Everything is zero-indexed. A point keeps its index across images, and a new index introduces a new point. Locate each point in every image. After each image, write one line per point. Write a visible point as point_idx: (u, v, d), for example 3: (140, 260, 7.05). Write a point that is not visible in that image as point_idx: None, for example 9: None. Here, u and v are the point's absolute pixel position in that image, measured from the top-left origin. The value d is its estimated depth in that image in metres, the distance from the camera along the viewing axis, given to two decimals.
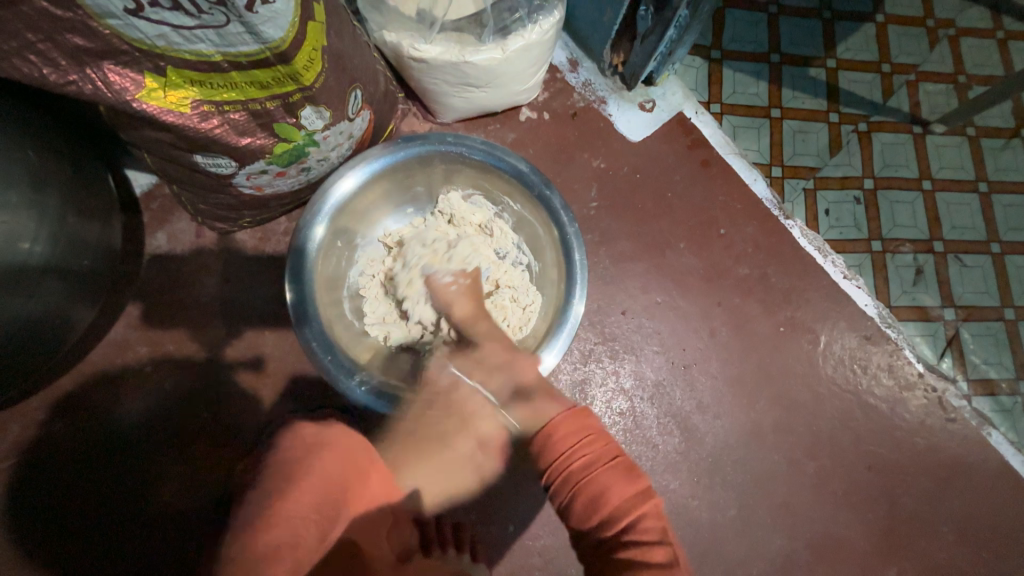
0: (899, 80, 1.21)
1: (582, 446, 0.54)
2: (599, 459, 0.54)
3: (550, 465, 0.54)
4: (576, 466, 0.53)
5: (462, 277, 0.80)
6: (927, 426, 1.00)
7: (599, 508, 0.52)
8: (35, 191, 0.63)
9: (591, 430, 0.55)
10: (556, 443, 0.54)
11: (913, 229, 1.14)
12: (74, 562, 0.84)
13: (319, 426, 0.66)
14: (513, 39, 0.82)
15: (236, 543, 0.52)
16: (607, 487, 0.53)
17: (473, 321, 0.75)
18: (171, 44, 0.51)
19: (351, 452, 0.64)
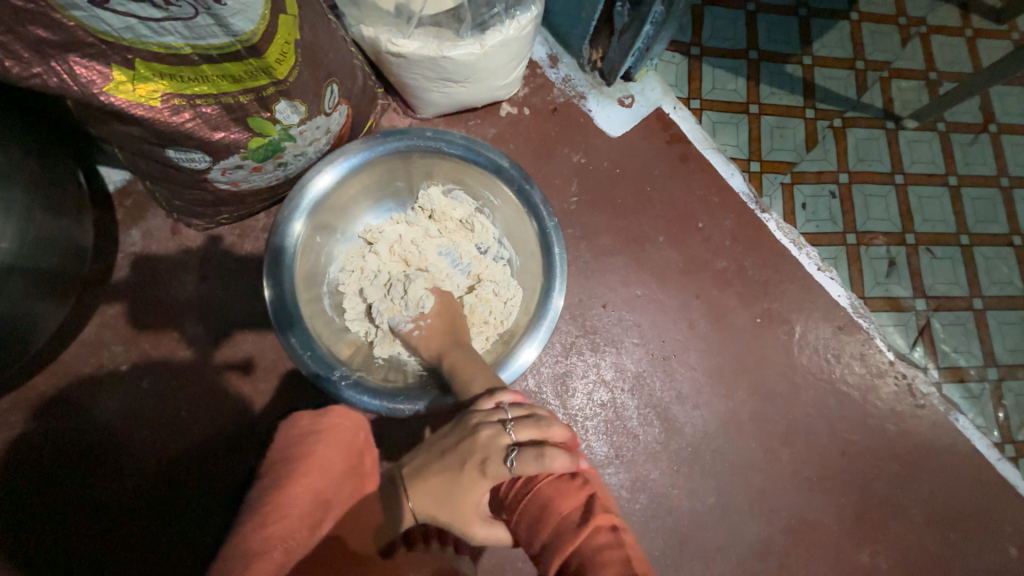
0: (872, 77, 1.24)
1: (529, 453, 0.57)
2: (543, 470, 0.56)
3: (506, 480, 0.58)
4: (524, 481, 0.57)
5: (423, 319, 0.79)
6: (898, 412, 1.04)
7: (545, 522, 0.53)
8: (0, 188, 0.61)
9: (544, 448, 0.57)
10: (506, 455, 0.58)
11: (886, 222, 1.18)
12: (50, 568, 0.83)
13: (320, 415, 0.69)
14: (491, 35, 0.82)
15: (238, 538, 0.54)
16: (550, 499, 0.54)
17: (445, 352, 0.76)
18: (139, 36, 0.50)
19: (350, 440, 0.68)
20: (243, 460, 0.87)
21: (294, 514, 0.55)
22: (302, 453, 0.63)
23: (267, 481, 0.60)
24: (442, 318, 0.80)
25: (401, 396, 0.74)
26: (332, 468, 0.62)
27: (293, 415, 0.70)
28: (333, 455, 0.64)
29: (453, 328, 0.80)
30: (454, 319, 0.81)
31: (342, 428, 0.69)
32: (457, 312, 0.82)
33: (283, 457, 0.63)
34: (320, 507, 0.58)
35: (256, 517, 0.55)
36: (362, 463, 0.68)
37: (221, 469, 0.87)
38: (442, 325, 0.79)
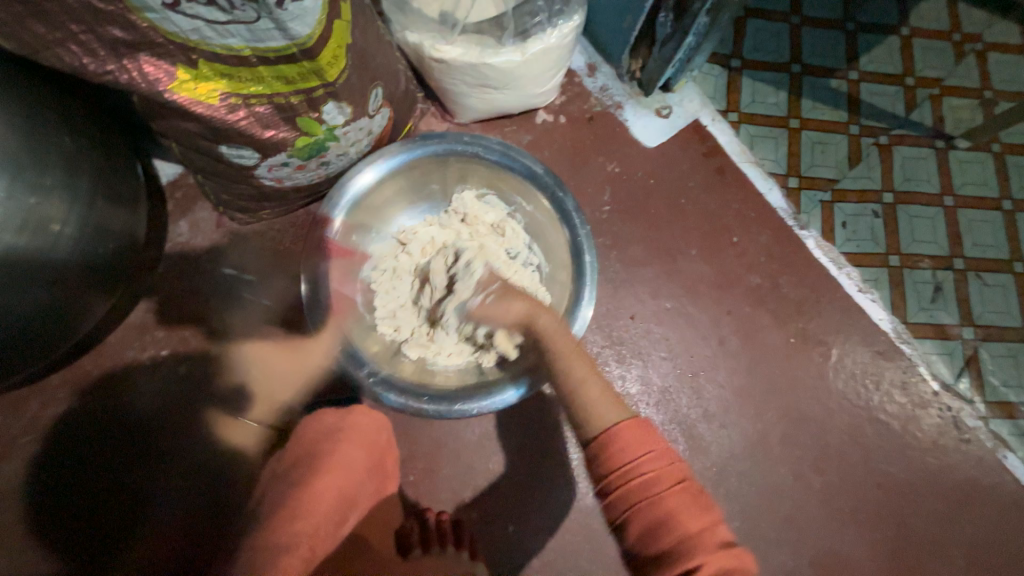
0: (922, 94, 1.19)
1: (643, 459, 0.53)
2: (663, 479, 0.52)
3: (613, 472, 0.53)
4: (636, 481, 0.52)
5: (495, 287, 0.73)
6: (940, 446, 0.98)
7: (666, 533, 0.50)
8: (68, 175, 0.65)
9: (654, 446, 0.54)
10: (616, 448, 0.54)
11: (933, 245, 1.12)
12: (84, 543, 0.87)
13: (343, 413, 0.72)
14: (533, 43, 0.83)
15: (270, 527, 0.64)
16: (676, 511, 0.50)
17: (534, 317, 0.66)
18: (204, 37, 0.53)
19: (372, 441, 0.72)
20: (270, 449, 0.89)
21: (318, 513, 0.65)
22: (325, 453, 0.69)
23: (291, 476, 0.68)
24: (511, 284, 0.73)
25: (426, 395, 0.75)
26: (354, 471, 0.69)
27: (317, 410, 0.73)
28: (357, 457, 0.70)
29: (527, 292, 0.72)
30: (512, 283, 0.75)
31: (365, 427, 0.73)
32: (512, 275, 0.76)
33: (307, 452, 0.69)
34: (344, 504, 0.67)
35: (286, 511, 0.65)
36: (387, 463, 0.74)
37: (249, 457, 0.89)
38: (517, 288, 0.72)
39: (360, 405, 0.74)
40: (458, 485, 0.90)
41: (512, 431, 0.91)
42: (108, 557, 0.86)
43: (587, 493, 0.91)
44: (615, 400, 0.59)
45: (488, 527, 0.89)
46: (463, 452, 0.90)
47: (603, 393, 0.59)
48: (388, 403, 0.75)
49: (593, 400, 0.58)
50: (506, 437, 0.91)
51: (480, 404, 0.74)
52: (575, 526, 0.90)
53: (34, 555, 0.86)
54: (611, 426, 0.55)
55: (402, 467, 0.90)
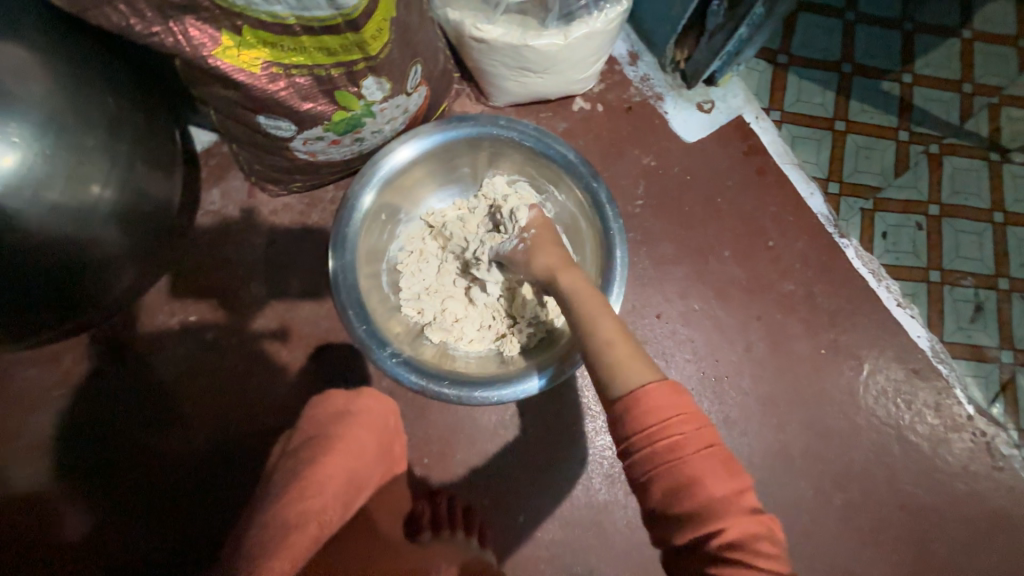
0: (980, 102, 1.12)
1: (672, 422, 0.49)
2: (692, 443, 0.48)
3: (639, 434, 0.49)
4: (664, 444, 0.48)
5: (529, 232, 0.73)
6: (971, 472, 0.95)
7: (690, 497, 0.47)
8: (111, 137, 0.65)
9: (686, 409, 0.49)
10: (645, 410, 0.49)
11: (977, 262, 1.07)
12: (104, 501, 0.89)
13: (353, 396, 0.70)
14: (577, 26, 0.80)
15: (274, 507, 0.58)
16: (702, 477, 0.47)
17: (559, 273, 0.65)
18: (250, 3, 0.52)
19: (382, 423, 0.70)
20: (290, 422, 0.91)
21: (328, 493, 0.60)
22: (335, 434, 0.65)
23: (300, 454, 0.64)
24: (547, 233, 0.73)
25: (447, 380, 0.75)
26: (365, 453, 0.66)
27: (327, 391, 0.71)
28: (368, 440, 0.67)
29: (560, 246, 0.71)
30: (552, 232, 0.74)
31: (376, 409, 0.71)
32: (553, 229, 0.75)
33: (315, 434, 0.66)
34: (353, 486, 0.63)
35: (292, 490, 0.60)
36: (393, 447, 0.73)
37: (268, 429, 0.91)
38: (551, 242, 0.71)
39: (369, 389, 0.73)
40: (471, 471, 0.90)
41: (528, 422, 0.91)
42: (127, 516, 0.89)
43: (600, 489, 0.91)
44: (644, 360, 0.53)
45: (499, 515, 0.90)
46: (479, 438, 0.90)
47: (632, 353, 0.53)
48: (408, 385, 0.75)
49: (618, 360, 0.53)
50: (522, 428, 0.91)
51: (501, 393, 0.74)
52: (585, 521, 0.90)
53: (57, 508, 0.89)
54: (639, 388, 0.50)
55: (417, 449, 0.90)
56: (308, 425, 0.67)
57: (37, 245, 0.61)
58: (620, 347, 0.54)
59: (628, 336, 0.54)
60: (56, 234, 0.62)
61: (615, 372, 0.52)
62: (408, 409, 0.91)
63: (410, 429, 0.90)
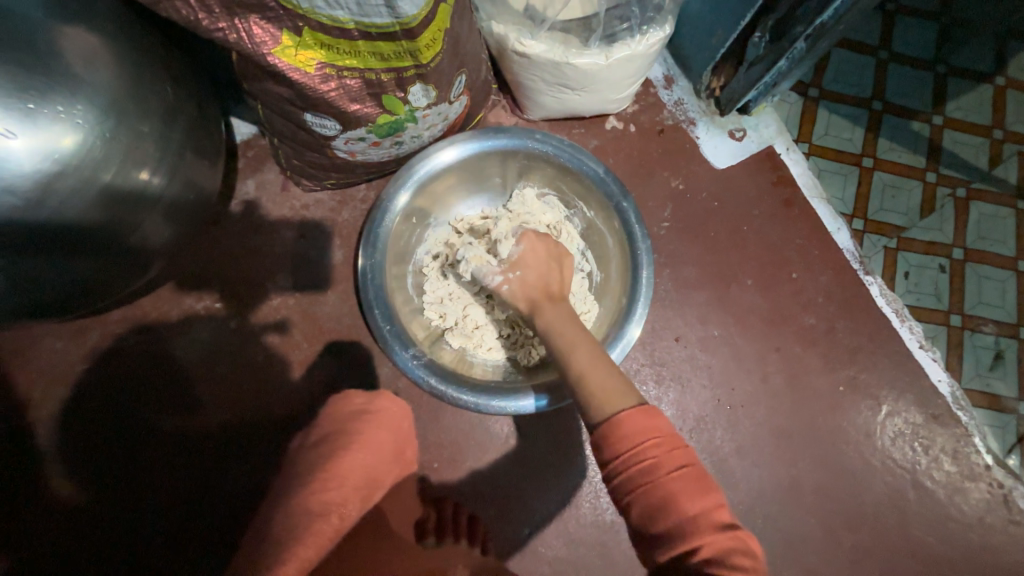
0: (1010, 149, 1.12)
1: (643, 446, 0.51)
2: (664, 464, 0.50)
3: (614, 457, 0.51)
4: (638, 466, 0.50)
5: (512, 271, 0.68)
6: (986, 524, 0.93)
7: (664, 517, 0.48)
8: (165, 125, 0.67)
9: (656, 430, 0.51)
10: (618, 434, 0.52)
11: (1000, 310, 1.06)
12: (115, 481, 0.89)
13: (371, 396, 0.69)
14: (618, 48, 0.82)
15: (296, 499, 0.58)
16: (674, 496, 0.48)
17: (539, 312, 0.64)
18: (314, 6, 0.54)
19: (399, 424, 0.68)
20: (305, 415, 0.91)
21: (348, 487, 0.60)
22: (354, 430, 0.64)
23: (319, 449, 0.63)
24: (535, 266, 0.68)
25: (466, 386, 0.75)
26: (383, 449, 0.65)
27: (343, 392, 0.70)
28: (385, 437, 0.65)
29: (548, 278, 0.67)
30: (541, 266, 0.68)
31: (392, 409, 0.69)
32: (546, 261, 0.69)
33: (335, 430, 0.65)
34: (371, 483, 0.62)
35: (314, 482, 0.59)
36: (409, 451, 0.70)
37: (282, 420, 0.91)
38: (534, 277, 0.67)
39: (386, 391, 0.72)
40: (479, 479, 0.90)
41: (539, 435, 0.91)
42: (134, 498, 0.89)
43: (606, 509, 0.90)
44: (623, 387, 0.56)
45: (504, 527, 0.89)
46: (489, 448, 0.90)
47: (607, 382, 0.56)
48: (425, 387, 0.75)
49: (595, 392, 0.56)
50: (532, 440, 0.90)
51: (518, 404, 0.74)
52: (589, 539, 0.89)
53: (68, 485, 0.89)
54: (614, 414, 0.53)
55: (427, 453, 0.90)
56: (326, 420, 0.67)
57: (86, 224, 0.62)
58: (597, 379, 0.57)
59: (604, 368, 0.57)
60: (105, 215, 0.63)
61: (593, 399, 0.55)
62: (422, 411, 0.91)
63: (421, 432, 0.90)
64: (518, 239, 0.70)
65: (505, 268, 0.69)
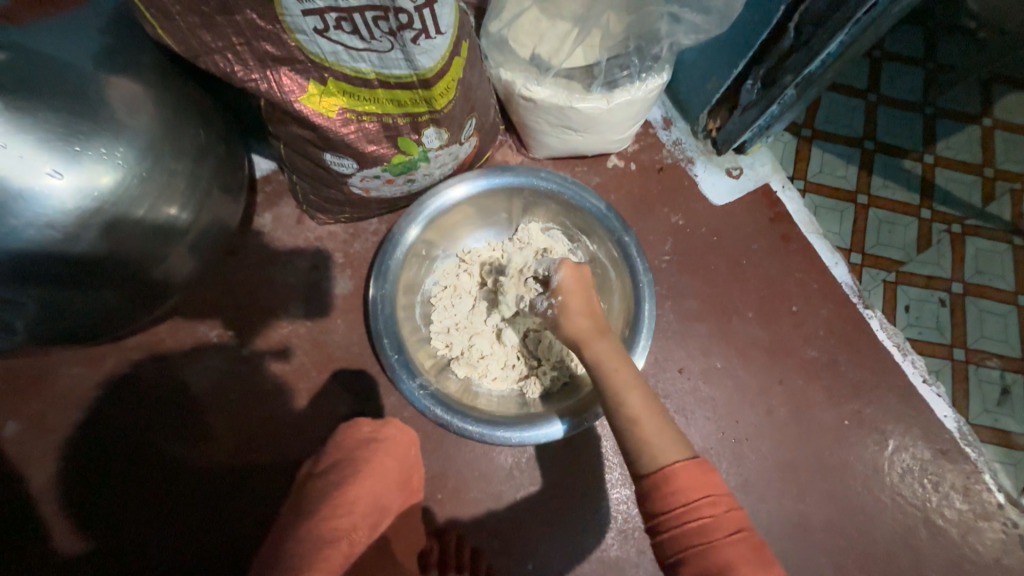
0: (1001, 187, 1.16)
1: (699, 505, 0.52)
2: (721, 526, 0.51)
3: (668, 513, 0.53)
4: (692, 526, 0.51)
5: (556, 297, 0.65)
6: (1003, 565, 0.90)
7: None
8: (196, 165, 0.71)
9: (713, 492, 0.53)
10: (673, 489, 0.53)
11: (1003, 344, 1.06)
12: (118, 511, 0.89)
13: (379, 424, 0.71)
14: (619, 93, 0.87)
15: (304, 526, 0.58)
16: (732, 562, 0.49)
17: (589, 343, 0.61)
18: (339, 60, 0.60)
19: (405, 451, 0.69)
20: (310, 444, 0.92)
21: (356, 514, 0.60)
22: (363, 458, 0.65)
23: (329, 476, 0.64)
24: (579, 294, 0.65)
25: (471, 417, 0.76)
26: (389, 477, 0.65)
27: (354, 419, 0.71)
28: (392, 465, 0.66)
29: (593, 308, 0.64)
30: (587, 294, 0.65)
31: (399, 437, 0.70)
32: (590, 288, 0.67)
33: (343, 459, 0.66)
34: (378, 511, 0.63)
35: (324, 510, 0.59)
36: (414, 477, 0.72)
37: (288, 449, 0.91)
38: (579, 306, 0.64)
39: (393, 419, 0.73)
40: (483, 512, 0.89)
41: (544, 467, 0.90)
42: (136, 528, 0.89)
43: (612, 545, 0.88)
44: (674, 435, 0.57)
45: (508, 562, 0.87)
46: (493, 479, 0.90)
47: (659, 429, 0.57)
48: (430, 416, 0.77)
49: (649, 439, 0.56)
50: (537, 472, 0.90)
51: (523, 434, 0.75)
52: None
53: (73, 514, 0.89)
54: (668, 465, 0.54)
55: (431, 484, 0.90)
56: (335, 449, 0.68)
57: (115, 254, 0.66)
58: (650, 425, 0.57)
59: (658, 415, 0.57)
60: (133, 248, 0.67)
61: (646, 447, 0.56)
62: (426, 441, 0.91)
63: (425, 462, 0.90)
64: (557, 267, 0.66)
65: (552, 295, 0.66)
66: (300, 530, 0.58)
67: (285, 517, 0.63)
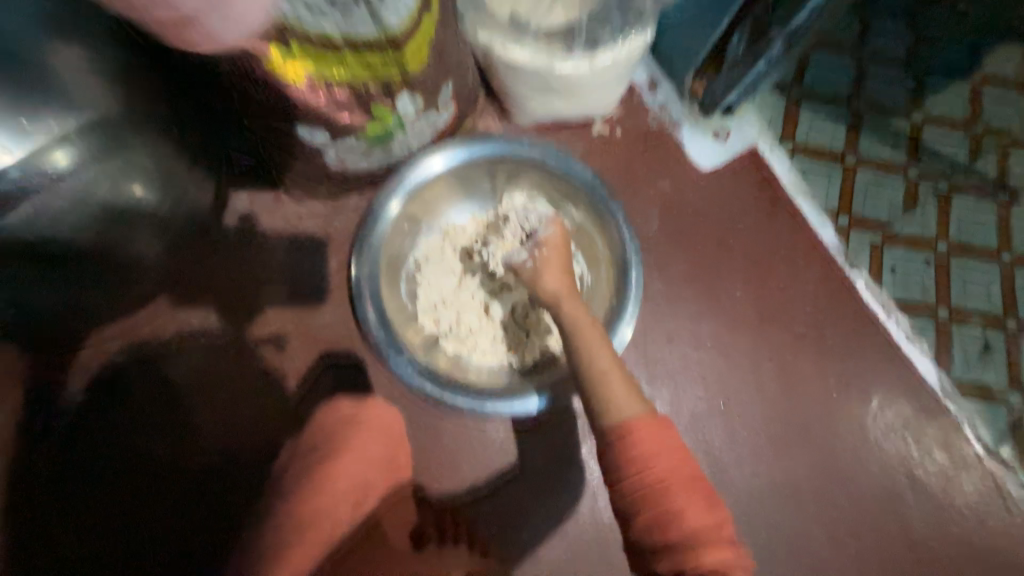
0: (989, 144, 1.15)
1: (657, 455, 0.53)
2: (675, 476, 0.52)
3: (625, 463, 0.54)
4: (649, 474, 0.53)
5: (541, 249, 0.70)
6: (978, 512, 0.94)
7: (671, 526, 0.51)
8: (156, 142, 0.68)
9: (670, 443, 0.54)
10: (633, 440, 0.54)
11: (986, 301, 1.08)
12: (109, 500, 0.89)
13: None
14: (602, 53, 0.83)
15: None
16: (684, 508, 0.51)
17: (563, 300, 0.65)
18: (302, 20, 0.56)
19: None
20: (300, 426, 0.91)
21: None
22: None
23: None
24: (560, 253, 0.71)
25: (460, 390, 0.76)
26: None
27: None
28: None
29: (569, 271, 0.70)
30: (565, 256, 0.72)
31: None
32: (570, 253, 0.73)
33: None
34: None
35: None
36: None
37: (278, 431, 0.91)
38: (560, 263, 0.69)
39: (381, 399, 0.71)
40: (477, 484, 0.90)
41: (536, 439, 0.91)
42: (128, 516, 0.89)
43: (605, 509, 0.90)
44: (636, 392, 0.58)
45: (503, 530, 0.89)
46: (486, 452, 0.90)
47: (623, 384, 0.58)
48: (418, 392, 0.77)
49: (613, 393, 0.57)
50: (528, 443, 0.91)
51: (512, 406, 0.76)
52: (590, 541, 0.89)
53: (61, 502, 0.88)
54: (630, 419, 0.55)
55: (424, 460, 0.90)
56: None
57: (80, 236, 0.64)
58: (614, 380, 0.58)
59: (623, 369, 0.59)
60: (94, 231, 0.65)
61: (610, 401, 0.57)
62: (417, 418, 0.91)
63: (417, 439, 0.90)
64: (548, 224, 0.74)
65: (535, 248, 0.71)
66: None
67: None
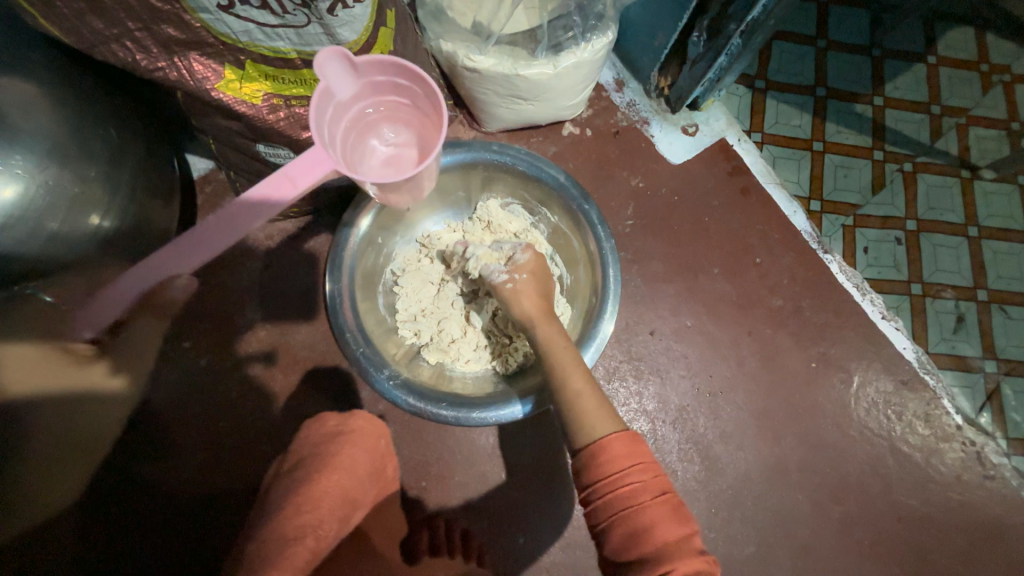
0: (948, 123, 1.18)
1: (628, 471, 0.53)
2: (648, 491, 0.52)
3: (598, 481, 0.53)
4: (620, 491, 0.52)
5: (517, 274, 0.68)
6: (963, 481, 0.96)
7: (644, 543, 0.50)
8: (112, 165, 0.68)
9: (642, 458, 0.54)
10: (605, 458, 0.53)
11: (955, 275, 1.11)
12: (87, 541, 0.85)
13: (346, 417, 0.70)
14: (565, 56, 0.83)
15: (271, 525, 0.56)
16: (657, 523, 0.51)
17: (537, 323, 0.64)
18: (253, 39, 0.55)
19: (375, 444, 0.69)
20: (286, 448, 0.89)
21: (323, 508, 0.58)
22: (329, 452, 0.64)
23: (295, 473, 0.63)
24: (536, 275, 0.68)
25: (445, 401, 0.75)
26: (358, 469, 0.64)
27: (319, 415, 0.71)
28: (361, 456, 0.65)
29: (548, 292, 0.68)
30: (544, 279, 0.69)
31: (366, 429, 0.70)
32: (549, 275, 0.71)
33: (311, 454, 0.65)
34: (347, 503, 0.61)
35: (288, 507, 0.58)
36: (386, 467, 0.72)
37: (264, 455, 0.89)
38: (536, 285, 0.67)
39: (361, 412, 0.72)
40: (469, 493, 0.89)
41: (527, 443, 0.91)
42: (109, 556, 0.85)
43: None
44: (608, 410, 0.58)
45: (498, 538, 0.88)
46: (477, 460, 0.90)
47: (597, 406, 0.58)
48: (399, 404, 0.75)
49: (586, 414, 0.57)
50: (519, 449, 0.90)
51: (499, 413, 0.74)
52: (586, 542, 0.89)
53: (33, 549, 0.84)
54: (601, 438, 0.55)
55: (414, 473, 0.89)
56: (297, 451, 0.67)
57: (41, 257, 0.63)
58: (586, 400, 0.58)
59: (596, 390, 0.59)
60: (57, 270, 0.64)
61: (583, 422, 0.57)
62: (405, 431, 0.90)
63: (407, 452, 0.90)
64: (524, 248, 0.71)
65: (511, 269, 0.68)
66: (266, 530, 0.56)
67: (254, 519, 0.62)
